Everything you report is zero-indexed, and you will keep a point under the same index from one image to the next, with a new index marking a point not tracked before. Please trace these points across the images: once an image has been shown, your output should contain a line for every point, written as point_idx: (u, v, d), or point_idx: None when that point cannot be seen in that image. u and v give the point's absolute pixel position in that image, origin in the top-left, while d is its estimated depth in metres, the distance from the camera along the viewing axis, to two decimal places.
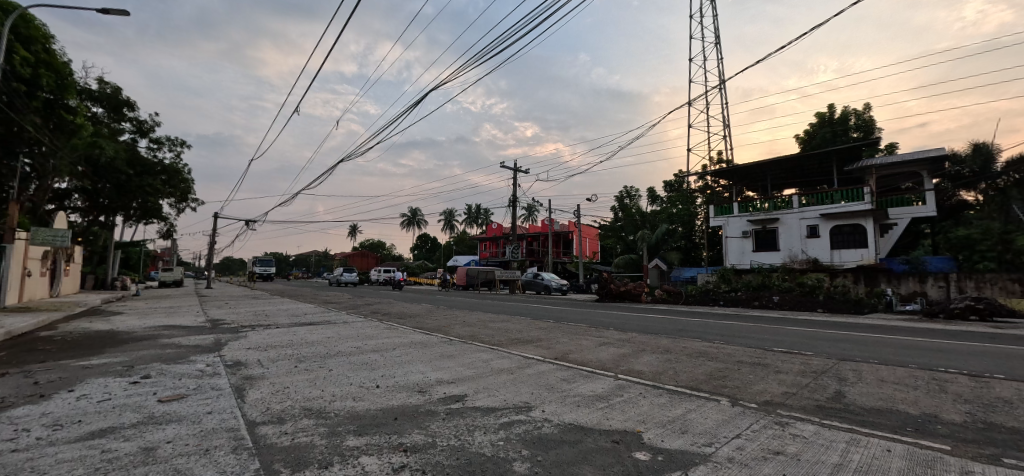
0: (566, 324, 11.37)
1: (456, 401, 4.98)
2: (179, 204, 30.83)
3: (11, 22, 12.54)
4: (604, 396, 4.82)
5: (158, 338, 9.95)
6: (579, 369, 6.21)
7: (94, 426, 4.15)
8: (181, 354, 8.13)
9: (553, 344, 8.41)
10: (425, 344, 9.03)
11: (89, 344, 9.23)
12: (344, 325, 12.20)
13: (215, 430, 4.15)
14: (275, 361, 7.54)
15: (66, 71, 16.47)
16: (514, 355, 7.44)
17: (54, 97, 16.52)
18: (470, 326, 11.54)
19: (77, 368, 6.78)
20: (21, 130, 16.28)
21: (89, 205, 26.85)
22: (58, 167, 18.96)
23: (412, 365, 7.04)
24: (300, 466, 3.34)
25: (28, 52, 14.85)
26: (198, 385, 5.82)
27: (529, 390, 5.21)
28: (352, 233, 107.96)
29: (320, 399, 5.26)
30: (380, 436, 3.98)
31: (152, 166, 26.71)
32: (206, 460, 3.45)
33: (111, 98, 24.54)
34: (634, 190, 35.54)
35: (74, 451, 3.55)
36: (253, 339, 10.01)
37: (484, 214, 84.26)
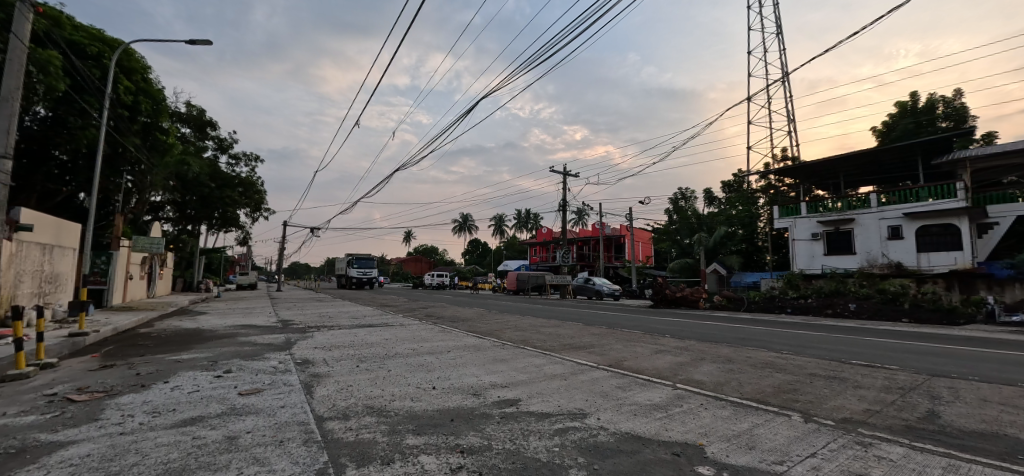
0: (620, 330, 11.13)
1: (511, 405, 5.01)
2: (254, 214, 33.40)
3: (116, 56, 14.16)
4: (661, 406, 4.66)
5: (236, 336, 10.84)
6: (635, 377, 6.05)
7: (186, 415, 4.58)
8: (257, 351, 8.80)
9: (606, 351, 8.24)
10: (478, 347, 9.18)
11: (179, 340, 10.21)
12: (400, 327, 12.65)
13: (287, 423, 4.44)
14: (339, 360, 7.97)
15: (159, 97, 18.34)
16: (567, 361, 7.37)
17: (151, 121, 18.50)
18: (521, 330, 11.59)
19: (170, 361, 7.51)
20: (125, 152, 18.29)
21: (178, 216, 29.66)
22: (153, 182, 21.12)
23: (467, 368, 7.16)
24: (364, 461, 3.50)
25: (130, 82, 16.75)
26: (272, 381, 6.26)
27: (583, 397, 5.15)
28: (406, 239, 112.06)
29: (381, 397, 5.47)
30: (437, 436, 4.08)
31: (231, 180, 29.21)
32: (281, 451, 3.69)
33: (197, 119, 27.03)
34: (689, 191, 34.09)
35: (170, 437, 3.92)
36: (319, 339, 10.62)
37: (534, 219, 84.38)
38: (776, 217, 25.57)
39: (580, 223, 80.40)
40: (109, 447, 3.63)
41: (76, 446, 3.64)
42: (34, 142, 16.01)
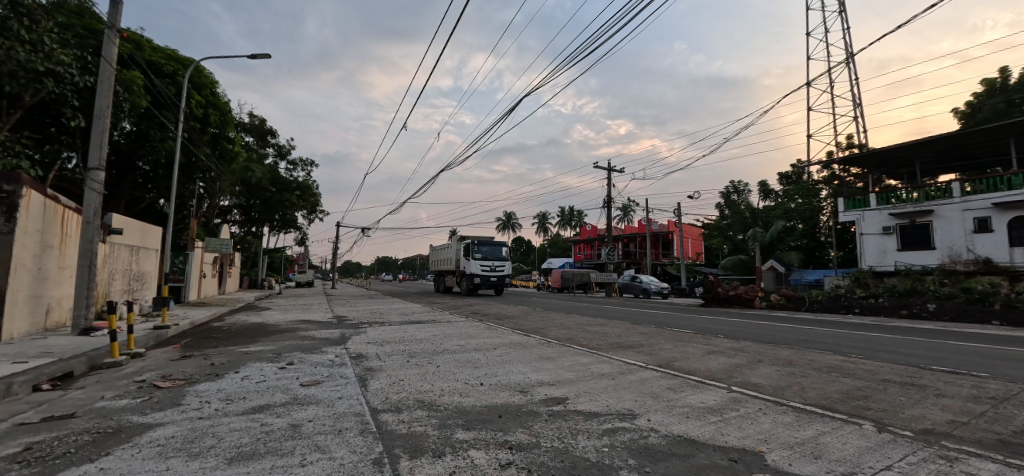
0: (669, 329, 10.82)
1: (558, 403, 5.00)
2: (311, 216, 35.14)
3: (189, 73, 15.42)
4: (715, 409, 4.50)
5: (296, 331, 11.49)
6: (686, 378, 5.85)
7: (256, 402, 4.92)
8: (316, 344, 9.30)
9: (655, 351, 8.04)
10: (524, 345, 9.22)
11: (246, 333, 10.97)
12: (448, 324, 12.89)
13: (345, 413, 4.66)
14: (390, 355, 8.25)
15: (225, 108, 19.76)
16: (616, 360, 7.25)
17: (219, 132, 20.00)
18: (567, 329, 11.55)
19: (240, 353, 8.09)
20: (197, 162, 19.84)
21: (244, 219, 31.72)
22: (221, 188, 22.66)
23: (514, 365, 7.20)
24: (417, 453, 3.61)
25: (201, 96, 18.20)
26: (329, 373, 6.58)
27: (632, 397, 5.06)
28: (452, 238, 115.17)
29: (431, 392, 5.62)
30: (486, 432, 4.14)
31: (290, 184, 30.92)
32: (340, 440, 3.88)
33: (259, 128, 28.74)
34: (743, 184, 32.42)
35: (242, 422, 4.22)
36: (371, 334, 11.08)
37: (578, 217, 83.79)
38: (841, 210, 23.95)
39: (625, 220, 79.15)
40: (190, 430, 3.96)
41: (162, 428, 4.00)
42: (121, 154, 17.62)
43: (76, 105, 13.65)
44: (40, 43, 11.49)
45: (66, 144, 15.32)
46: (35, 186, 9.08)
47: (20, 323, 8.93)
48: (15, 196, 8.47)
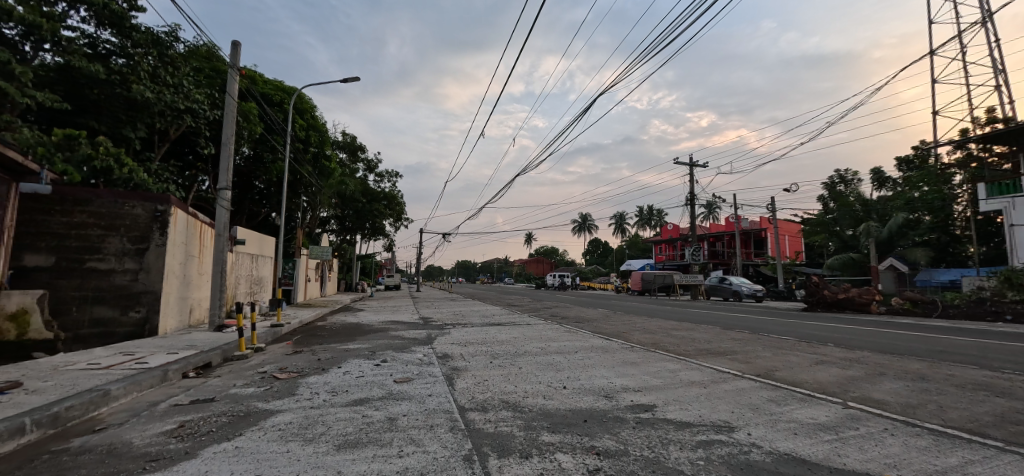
0: (767, 336, 9.94)
1: (646, 411, 4.81)
2: (397, 224, 37.37)
3: (293, 100, 17.30)
4: (829, 426, 4.05)
5: (387, 331, 12.28)
6: (791, 391, 5.35)
7: (358, 395, 5.36)
8: (406, 344, 9.86)
9: (752, 359, 7.46)
10: (606, 349, 9.02)
11: (346, 332, 11.95)
12: (528, 327, 13.00)
13: (436, 410, 4.89)
14: (474, 356, 8.50)
15: (322, 129, 21.88)
16: (707, 368, 6.83)
17: (319, 151, 22.15)
18: (650, 333, 11.11)
19: (340, 350, 8.83)
20: (301, 179, 22.03)
21: (340, 228, 34.52)
22: (321, 201, 24.91)
23: (596, 370, 7.08)
24: (505, 453, 3.69)
25: (304, 120, 20.35)
26: (419, 371, 6.95)
27: (728, 408, 4.72)
28: (528, 241, 117.22)
29: (515, 394, 5.70)
30: (573, 436, 4.11)
31: (377, 194, 33.17)
32: (432, 435, 4.08)
33: (350, 144, 31.17)
34: (851, 174, 28.66)
35: (346, 413, 4.61)
36: (454, 335, 11.49)
37: (658, 216, 80.79)
38: (981, 197, 20.24)
39: (710, 218, 74.72)
40: (304, 418, 4.38)
41: (281, 415, 4.48)
42: (242, 174, 20.13)
43: (208, 135, 15.82)
44: (179, 85, 13.61)
45: (201, 170, 17.77)
46: (180, 206, 10.59)
47: (172, 321, 10.52)
48: (166, 214, 9.96)
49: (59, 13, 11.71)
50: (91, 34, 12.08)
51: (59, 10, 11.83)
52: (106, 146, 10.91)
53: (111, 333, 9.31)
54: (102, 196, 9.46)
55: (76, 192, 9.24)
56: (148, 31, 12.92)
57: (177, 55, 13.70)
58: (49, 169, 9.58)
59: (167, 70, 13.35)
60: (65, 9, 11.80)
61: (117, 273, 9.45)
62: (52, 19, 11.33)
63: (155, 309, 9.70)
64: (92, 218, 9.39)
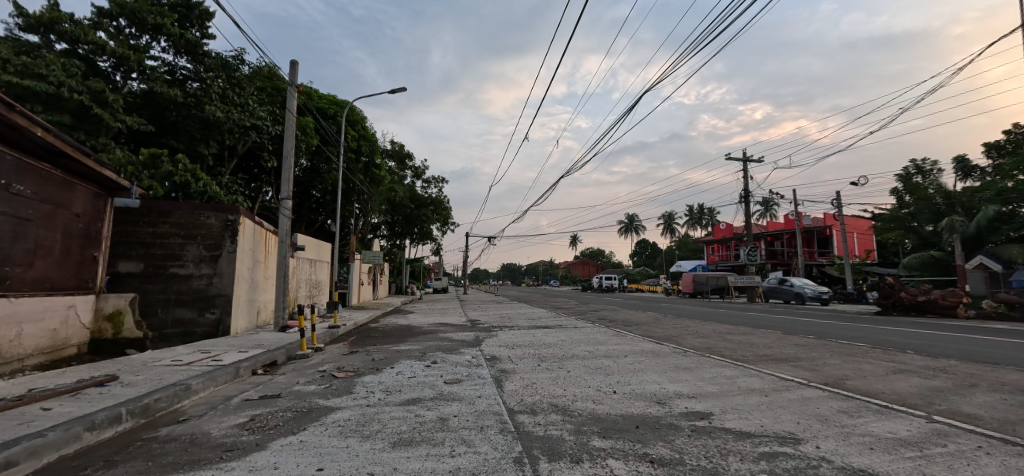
0: (835, 342, 9.31)
1: (702, 418, 4.63)
2: (445, 228, 38.17)
3: (346, 113, 18.12)
4: (911, 442, 3.72)
5: (437, 332, 12.55)
6: (864, 401, 4.97)
7: (410, 395, 5.51)
8: (455, 345, 10.05)
9: (818, 366, 7.01)
10: (656, 353, 8.78)
11: (398, 334, 12.35)
12: (575, 330, 12.88)
13: (486, 412, 4.94)
14: (522, 358, 8.52)
15: (373, 139, 22.80)
16: (768, 375, 6.47)
17: (369, 160, 23.07)
18: (704, 337, 10.69)
19: (393, 351, 9.12)
20: (354, 187, 23.04)
21: (390, 233, 35.71)
22: (372, 208, 25.90)
23: (647, 375, 6.89)
24: (556, 456, 3.67)
25: (355, 131, 21.33)
26: (469, 373, 7.05)
27: (793, 418, 4.45)
28: (573, 243, 116.41)
29: (564, 397, 5.65)
30: (625, 442, 4.03)
31: (425, 200, 34.05)
32: (482, 436, 4.12)
33: (399, 152, 32.21)
34: (929, 164, 26.25)
35: (399, 412, 4.75)
36: (502, 337, 11.58)
37: (709, 215, 77.75)
38: None
39: (766, 216, 71.05)
40: (361, 415, 4.57)
41: (341, 412, 4.69)
42: (301, 184, 21.31)
43: (271, 149, 16.87)
44: (245, 104, 14.61)
45: (265, 181, 18.99)
46: (248, 216, 11.32)
47: (242, 322, 11.28)
48: (236, 223, 10.69)
49: (143, 44, 12.94)
50: (170, 62, 13.27)
51: (144, 41, 13.09)
52: (184, 164, 11.96)
53: (190, 332, 10.13)
54: (181, 208, 10.30)
55: (159, 204, 10.15)
56: (217, 56, 13.97)
57: (243, 77, 14.71)
58: (138, 185, 10.62)
59: (234, 91, 14.38)
60: (148, 40, 13.04)
61: (195, 278, 10.25)
62: (138, 51, 12.54)
63: (227, 311, 10.44)
64: (173, 228, 10.25)
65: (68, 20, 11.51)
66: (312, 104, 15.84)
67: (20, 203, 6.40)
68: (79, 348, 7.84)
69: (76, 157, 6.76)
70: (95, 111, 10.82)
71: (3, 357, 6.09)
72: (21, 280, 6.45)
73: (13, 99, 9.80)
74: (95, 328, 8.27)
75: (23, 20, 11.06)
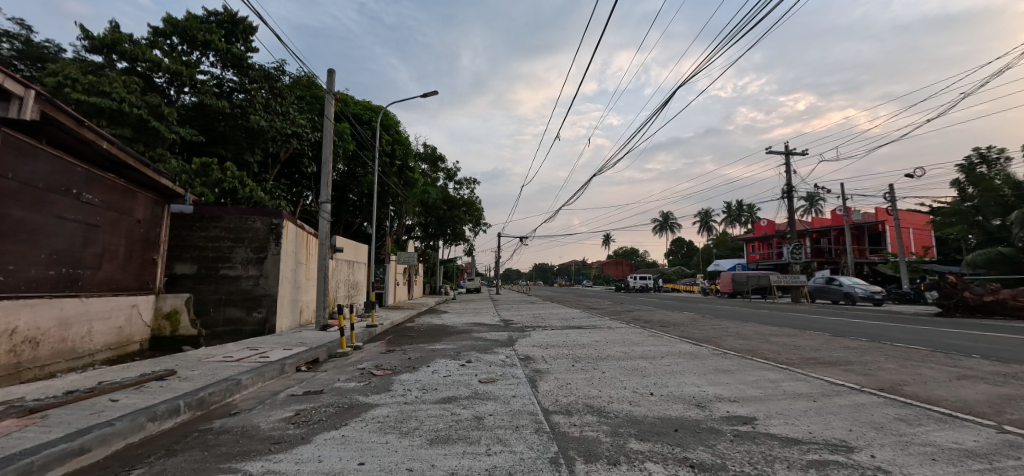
0: (889, 345, 8.78)
1: (745, 423, 4.47)
2: (477, 229, 38.48)
3: (380, 118, 18.55)
4: (979, 453, 3.46)
5: (471, 332, 12.66)
6: (924, 408, 4.67)
7: (446, 393, 5.58)
8: (488, 345, 10.10)
9: (872, 370, 6.63)
10: (695, 355, 8.54)
11: (433, 333, 12.54)
12: (609, 330, 12.68)
13: (520, 411, 4.94)
14: (556, 358, 8.47)
15: (406, 142, 23.25)
16: (815, 379, 6.18)
17: (403, 163, 23.54)
18: (745, 339, 10.32)
19: (429, 350, 9.27)
20: (389, 190, 23.56)
21: (424, 234, 36.29)
22: (406, 210, 26.40)
23: (686, 377, 6.71)
24: (592, 458, 3.62)
25: (389, 135, 21.83)
26: (503, 372, 7.07)
27: (845, 425, 4.23)
28: (606, 242, 114.95)
29: (599, 398, 5.58)
30: (663, 445, 3.94)
31: (457, 202, 34.42)
32: (518, 436, 4.12)
33: (431, 155, 32.70)
34: (996, 152, 24.01)
35: (436, 410, 4.82)
36: (535, 337, 11.56)
37: (749, 212, 75.02)
38: None
39: (810, 212, 67.90)
40: (399, 412, 4.66)
41: (379, 409, 4.79)
42: (339, 188, 22.00)
43: (311, 155, 17.47)
44: (286, 113, 15.17)
45: (305, 186, 19.72)
46: (290, 220, 11.77)
47: (286, 321, 11.75)
48: (280, 226, 11.13)
49: (194, 60, 13.69)
50: (218, 75, 13.99)
51: (194, 57, 13.86)
52: (232, 171, 12.58)
53: (239, 330, 10.64)
54: (230, 212, 10.83)
55: (210, 210, 10.71)
56: (261, 69, 14.60)
57: (284, 87, 15.29)
58: (191, 192, 11.25)
59: (277, 101, 14.98)
60: (198, 56, 13.79)
61: (243, 279, 10.74)
62: (190, 66, 13.29)
63: (273, 310, 10.90)
64: (222, 232, 10.78)
65: (127, 40, 12.34)
66: (348, 110, 16.26)
67: (90, 211, 6.90)
68: (141, 344, 8.36)
69: (137, 167, 7.26)
70: (152, 124, 11.52)
71: (77, 351, 6.59)
72: (91, 281, 6.94)
73: (81, 115, 10.58)
74: (154, 325, 8.80)
75: (89, 42, 11.93)
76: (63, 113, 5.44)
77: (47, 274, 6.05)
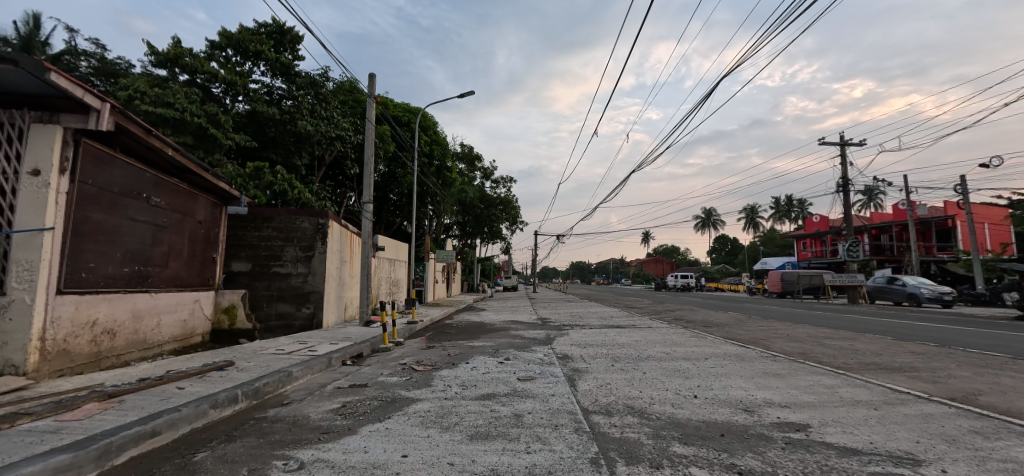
0: (962, 351, 8.10)
1: (798, 430, 4.25)
2: (513, 227, 38.56)
3: (419, 119, 18.92)
4: None
5: (509, 330, 12.69)
6: (1003, 421, 4.29)
7: (485, 390, 5.63)
8: (527, 343, 10.10)
9: (942, 378, 6.14)
10: (741, 357, 8.23)
11: (473, 330, 12.66)
12: (649, 330, 12.40)
13: (560, 410, 4.91)
14: (595, 358, 8.37)
15: (444, 143, 23.61)
16: (877, 386, 5.80)
17: (441, 163, 23.90)
18: (796, 341, 9.83)
19: (468, 347, 9.37)
20: (427, 190, 24.01)
21: (461, 233, 36.72)
22: (444, 209, 26.78)
23: (732, 379, 6.47)
24: (634, 460, 3.55)
25: (428, 136, 22.21)
26: (541, 371, 7.04)
27: (911, 436, 3.94)
28: (645, 239, 112.59)
29: (641, 399, 5.46)
30: (709, 450, 3.81)
31: (494, 200, 34.61)
32: (558, 434, 4.10)
33: (469, 154, 33.01)
34: None
35: (476, 406, 4.87)
36: (573, 336, 11.46)
37: (799, 207, 71.36)
38: None
39: (867, 207, 63.82)
40: (440, 407, 4.74)
41: (420, 403, 4.89)
42: (379, 188, 22.63)
43: (354, 157, 18.05)
44: (331, 117, 15.72)
45: (349, 187, 20.41)
46: (336, 220, 12.20)
47: (332, 316, 12.21)
48: (326, 225, 11.55)
49: (247, 70, 14.43)
50: (268, 84, 14.70)
51: (247, 67, 14.60)
52: (282, 173, 13.18)
53: (289, 324, 11.16)
54: (280, 213, 11.34)
55: (263, 211, 11.25)
56: (307, 75, 15.19)
57: (328, 92, 15.83)
58: (245, 194, 11.89)
59: (322, 106, 15.54)
60: (250, 66, 14.53)
61: (293, 276, 11.24)
62: (243, 76, 14.01)
63: (320, 306, 11.35)
64: (274, 232, 11.30)
65: (188, 54, 13.17)
66: (389, 113, 16.66)
67: (158, 213, 7.41)
68: (203, 336, 8.93)
69: (198, 172, 7.73)
70: (210, 131, 12.24)
71: (148, 342, 7.12)
72: (159, 278, 7.46)
73: (149, 124, 11.39)
74: (214, 319, 9.39)
75: (154, 57, 12.81)
76: (134, 123, 5.86)
77: (122, 271, 6.54)
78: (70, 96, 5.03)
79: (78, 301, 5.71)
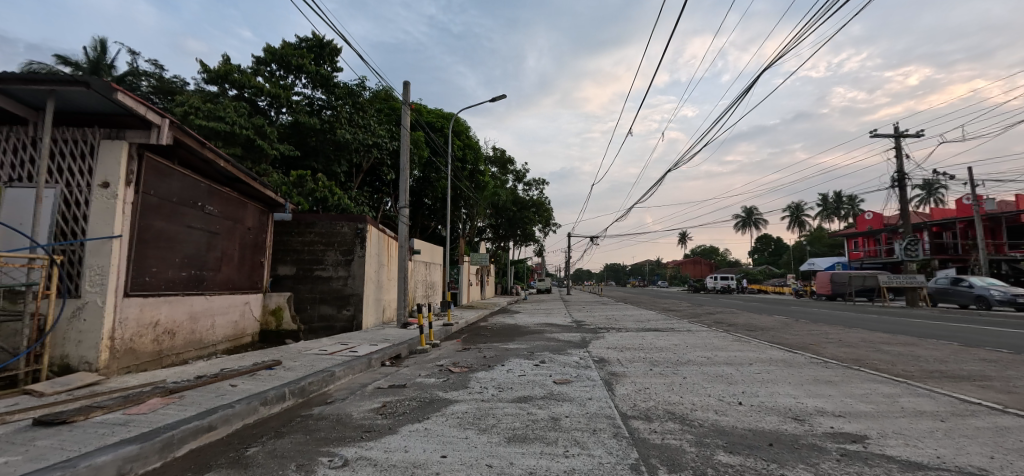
0: None
1: (854, 441, 4.02)
2: (546, 229, 38.44)
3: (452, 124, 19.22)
4: None
5: (544, 333, 12.64)
6: None
7: (521, 393, 5.63)
8: (562, 346, 10.04)
9: (1016, 388, 5.67)
10: (788, 362, 7.87)
11: (508, 333, 12.70)
12: (689, 334, 12.06)
13: (597, 414, 4.85)
14: (632, 362, 8.22)
15: (476, 147, 23.85)
16: (941, 396, 5.42)
17: (473, 167, 24.12)
18: (848, 347, 9.31)
19: (503, 349, 9.40)
20: (461, 194, 24.31)
21: (494, 236, 36.92)
22: (477, 212, 27.00)
23: (779, 386, 6.20)
24: (676, 468, 3.45)
25: (461, 140, 22.50)
26: (577, 374, 6.97)
27: (983, 451, 3.65)
28: (682, 240, 109.66)
29: (681, 405, 5.32)
30: (757, 460, 3.66)
31: (526, 203, 34.63)
32: (597, 439, 4.04)
33: (501, 158, 33.15)
34: None
35: (512, 408, 4.87)
36: (610, 339, 11.29)
37: (850, 204, 67.60)
38: None
39: (926, 202, 59.69)
40: (477, 409, 4.78)
41: (458, 405, 4.94)
42: (415, 193, 23.09)
43: (390, 163, 18.51)
44: (368, 125, 16.20)
45: (385, 193, 20.92)
46: (373, 225, 12.52)
47: (371, 318, 12.55)
48: (365, 230, 11.88)
49: (289, 83, 15.05)
50: (309, 95, 15.27)
51: (289, 80, 15.26)
52: (323, 180, 13.66)
53: (331, 326, 11.54)
54: (322, 219, 11.75)
55: (305, 217, 11.69)
56: (345, 86, 15.71)
57: (365, 101, 16.31)
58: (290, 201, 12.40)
59: (359, 114, 16.04)
60: (293, 79, 15.14)
61: (334, 279, 11.63)
62: (286, 88, 14.63)
63: (360, 309, 11.70)
64: (316, 237, 11.72)
65: (236, 70, 13.89)
66: (423, 119, 17.01)
67: (212, 221, 7.83)
68: (252, 337, 9.38)
69: (247, 181, 8.13)
70: (257, 142, 12.85)
71: (203, 342, 7.54)
72: (213, 281, 7.88)
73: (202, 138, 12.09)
74: (262, 320, 9.83)
75: (206, 74, 13.58)
76: (190, 136, 6.23)
77: (180, 275, 6.96)
78: (134, 114, 5.40)
79: (142, 303, 6.11)
